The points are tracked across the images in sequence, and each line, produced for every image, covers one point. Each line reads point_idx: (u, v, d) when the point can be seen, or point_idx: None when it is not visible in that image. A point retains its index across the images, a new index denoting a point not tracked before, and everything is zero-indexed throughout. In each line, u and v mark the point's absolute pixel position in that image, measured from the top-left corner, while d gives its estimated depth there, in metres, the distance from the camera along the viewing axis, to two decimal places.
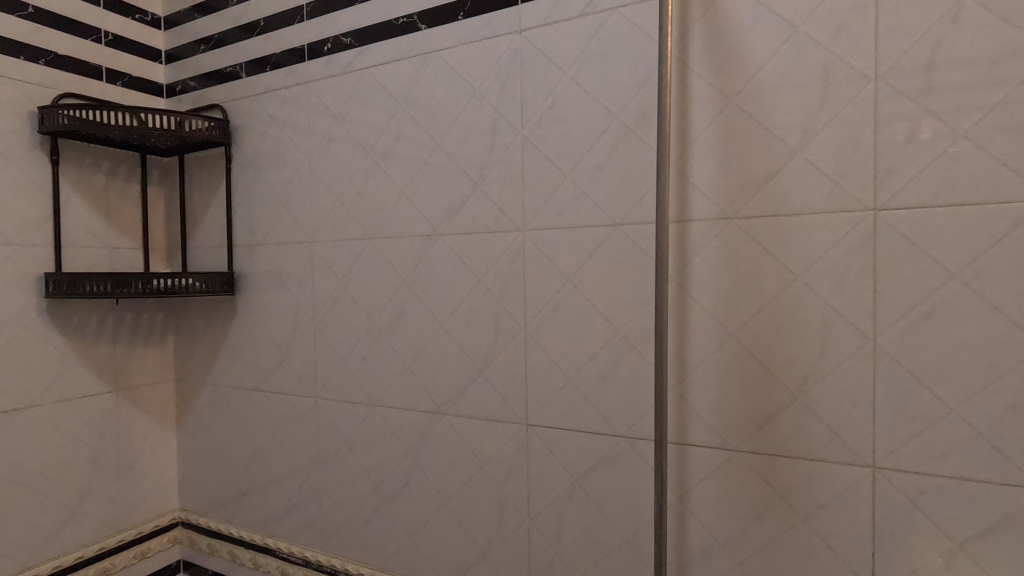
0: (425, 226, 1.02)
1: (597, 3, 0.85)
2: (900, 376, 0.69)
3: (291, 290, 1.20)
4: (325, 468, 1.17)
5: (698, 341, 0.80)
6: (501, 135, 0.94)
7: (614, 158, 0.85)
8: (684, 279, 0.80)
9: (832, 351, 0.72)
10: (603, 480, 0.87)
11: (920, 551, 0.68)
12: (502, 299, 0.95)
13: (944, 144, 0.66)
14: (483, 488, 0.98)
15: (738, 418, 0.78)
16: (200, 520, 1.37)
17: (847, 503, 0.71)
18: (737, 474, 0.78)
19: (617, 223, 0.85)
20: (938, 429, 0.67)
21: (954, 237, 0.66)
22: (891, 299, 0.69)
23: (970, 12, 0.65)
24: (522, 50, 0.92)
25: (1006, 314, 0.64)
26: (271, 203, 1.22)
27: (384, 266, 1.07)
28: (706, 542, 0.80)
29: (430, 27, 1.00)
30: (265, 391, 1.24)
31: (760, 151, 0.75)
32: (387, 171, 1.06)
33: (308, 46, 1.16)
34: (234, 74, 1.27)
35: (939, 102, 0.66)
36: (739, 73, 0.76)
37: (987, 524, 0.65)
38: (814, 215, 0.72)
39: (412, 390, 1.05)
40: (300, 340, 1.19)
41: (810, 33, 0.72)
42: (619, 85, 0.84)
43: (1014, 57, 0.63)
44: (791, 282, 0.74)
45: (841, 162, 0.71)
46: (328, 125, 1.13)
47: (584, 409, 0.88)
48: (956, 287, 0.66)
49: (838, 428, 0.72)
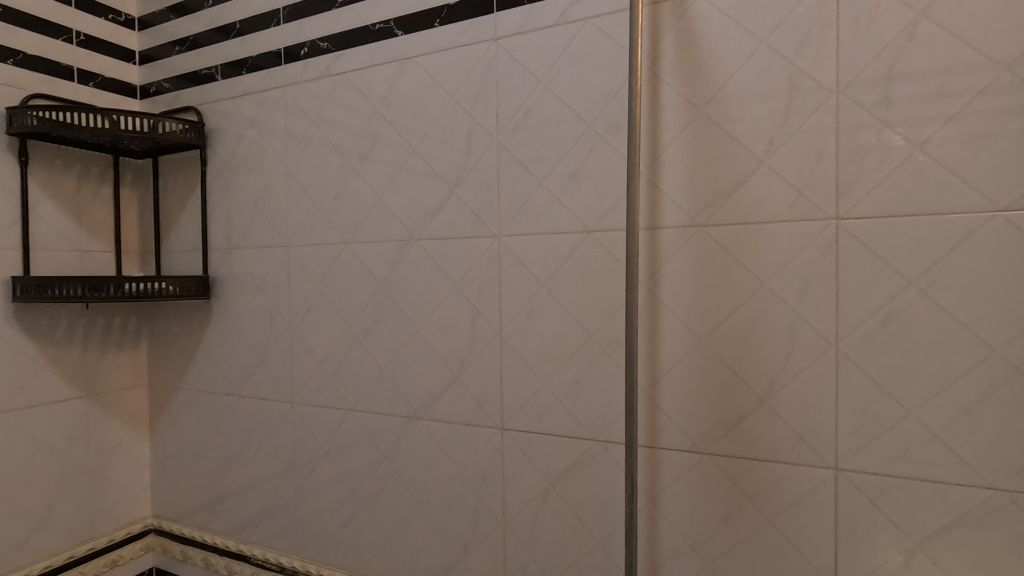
0: (402, 231, 1.02)
1: (571, 13, 0.87)
2: (861, 380, 0.71)
3: (266, 294, 1.19)
4: (301, 473, 1.16)
5: (669, 346, 0.81)
6: (477, 141, 0.95)
7: (588, 165, 0.86)
8: (655, 285, 0.82)
9: (797, 356, 0.74)
10: (577, 483, 0.88)
11: (881, 550, 0.70)
12: (478, 304, 0.95)
13: (902, 155, 0.68)
14: (459, 492, 0.98)
15: (708, 421, 0.79)
16: (173, 527, 1.35)
17: (811, 504, 0.73)
18: (706, 477, 0.79)
19: (591, 229, 0.86)
20: (897, 431, 0.69)
21: (911, 246, 0.68)
22: (852, 305, 0.71)
23: (925, 29, 0.67)
24: (498, 58, 0.93)
25: (960, 319, 0.66)
26: (247, 206, 1.21)
27: (361, 271, 1.07)
28: (677, 543, 0.82)
29: (407, 33, 1.01)
30: (241, 396, 1.23)
31: (729, 160, 0.77)
32: (364, 175, 1.06)
33: (285, 49, 1.15)
34: (210, 76, 1.26)
35: (897, 115, 0.68)
36: (708, 84, 0.78)
37: (943, 523, 0.67)
38: (780, 223, 0.74)
39: (389, 395, 1.05)
40: (276, 345, 1.18)
41: (776, 47, 0.74)
42: (593, 93, 0.85)
43: (966, 73, 0.65)
44: (758, 288, 0.76)
45: (805, 172, 0.73)
46: (305, 129, 1.13)
47: (558, 413, 0.89)
48: (913, 293, 0.68)
49: (803, 430, 0.74)
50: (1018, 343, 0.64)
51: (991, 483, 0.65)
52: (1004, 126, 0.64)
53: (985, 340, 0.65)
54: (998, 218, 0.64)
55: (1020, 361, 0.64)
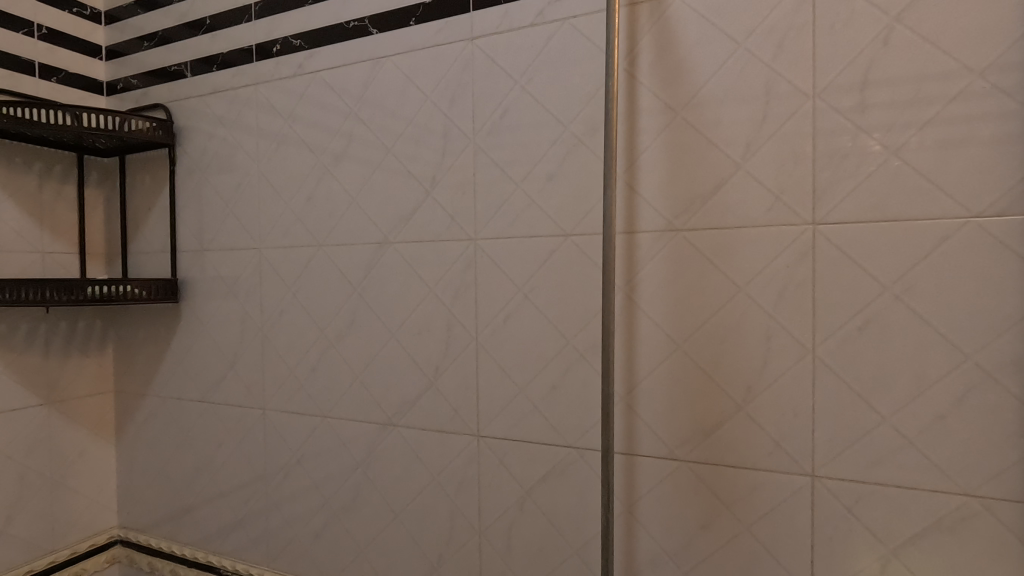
0: (376, 232, 1.00)
1: (548, 13, 0.85)
2: (837, 387, 0.70)
3: (237, 298, 1.16)
4: (273, 482, 1.13)
5: (646, 351, 0.80)
6: (453, 142, 0.93)
7: (565, 168, 0.85)
8: (632, 290, 0.81)
9: (773, 362, 0.73)
10: (553, 491, 0.87)
11: (857, 557, 0.70)
12: (454, 309, 0.93)
13: (878, 160, 0.68)
14: (434, 501, 0.96)
15: (685, 428, 0.78)
16: (140, 538, 1.30)
17: (787, 511, 0.73)
18: (684, 484, 0.78)
19: (568, 233, 0.85)
20: (872, 438, 0.69)
21: (886, 252, 0.68)
22: (828, 311, 0.70)
23: (899, 35, 0.67)
24: (475, 58, 0.91)
25: (934, 325, 0.66)
26: (217, 207, 1.18)
27: (334, 274, 1.04)
28: (654, 551, 0.80)
29: (382, 31, 0.99)
30: (211, 403, 1.20)
31: (706, 163, 0.76)
32: (338, 175, 1.04)
33: (256, 46, 1.12)
34: (179, 73, 1.22)
35: (872, 120, 0.68)
36: (685, 87, 0.77)
37: (918, 529, 0.67)
38: (757, 227, 0.74)
39: (363, 402, 1.02)
40: (247, 350, 1.15)
41: (752, 50, 0.73)
42: (570, 95, 0.84)
43: (940, 80, 0.65)
44: (735, 293, 0.75)
45: (782, 177, 0.72)
46: (277, 128, 1.10)
47: (535, 420, 0.88)
48: (889, 299, 0.68)
49: (779, 437, 0.73)
50: (991, 349, 0.64)
51: (964, 489, 0.65)
52: (976, 133, 0.64)
53: (959, 346, 0.65)
54: (971, 224, 0.64)
55: (993, 366, 0.64)
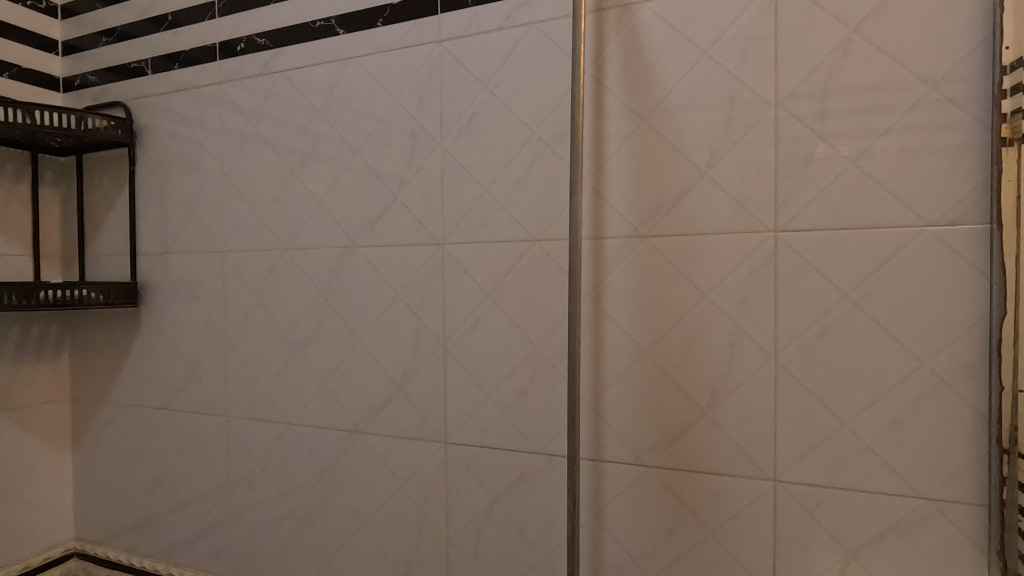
0: (343, 237, 0.98)
1: (516, 17, 0.85)
2: (799, 392, 0.71)
3: (200, 302, 1.12)
4: (236, 491, 1.10)
5: (613, 357, 0.80)
6: (420, 145, 0.92)
7: (533, 172, 0.84)
8: (599, 296, 0.80)
9: (737, 367, 0.74)
10: (521, 497, 0.86)
11: (818, 560, 0.71)
12: (422, 314, 0.92)
13: (838, 168, 0.69)
14: (401, 509, 0.95)
15: (651, 434, 0.78)
16: (98, 551, 1.26)
17: (750, 516, 0.73)
18: (650, 490, 0.78)
19: (536, 238, 0.84)
20: (832, 443, 0.70)
21: (845, 259, 0.69)
22: (790, 317, 0.71)
23: (858, 46, 0.68)
24: (442, 60, 0.90)
25: (892, 331, 0.67)
26: (179, 208, 1.15)
27: (301, 278, 1.02)
28: (621, 557, 0.80)
29: (348, 31, 0.97)
30: (172, 410, 1.16)
31: (671, 170, 0.76)
32: (305, 177, 1.02)
33: (220, 44, 1.09)
34: (140, 70, 1.19)
35: (832, 128, 0.69)
36: (651, 93, 0.77)
37: (876, 532, 0.68)
38: (721, 234, 0.74)
39: (329, 409, 1.00)
40: (210, 356, 1.12)
41: (716, 58, 0.74)
42: (538, 100, 0.84)
43: (896, 90, 0.67)
44: (700, 299, 0.75)
45: (744, 185, 0.73)
46: (242, 128, 1.08)
47: (503, 426, 0.87)
48: (848, 306, 0.69)
49: (743, 443, 0.74)
50: (945, 354, 0.66)
51: (920, 492, 0.67)
52: (931, 143, 0.66)
53: (915, 353, 0.67)
54: (926, 232, 0.66)
55: (946, 372, 0.66)
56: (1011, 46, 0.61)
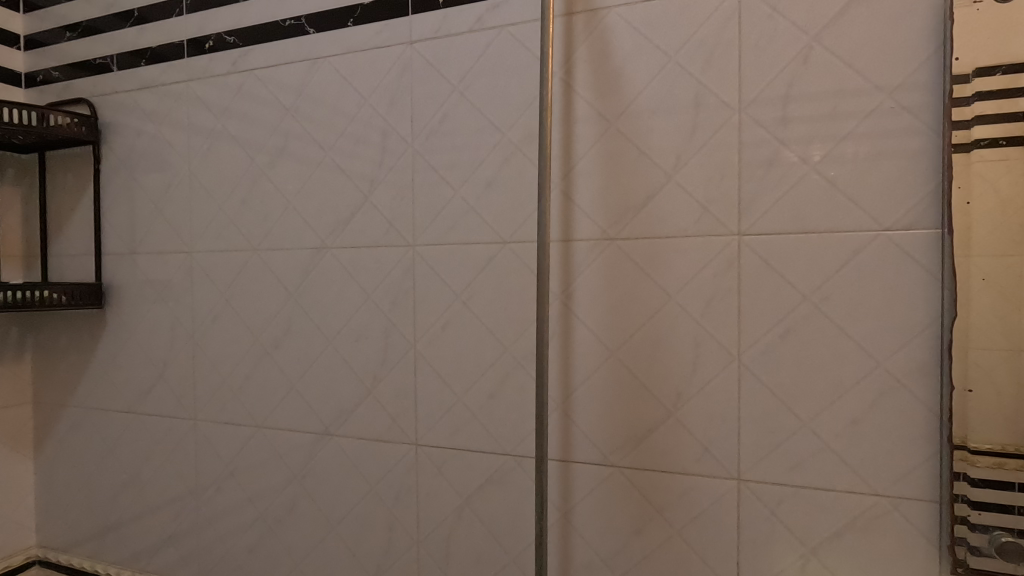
0: (313, 238, 0.97)
1: (486, 19, 0.85)
2: (761, 393, 0.72)
3: (167, 303, 1.10)
4: (204, 495, 1.08)
5: (581, 358, 0.81)
6: (391, 147, 0.92)
7: (503, 174, 0.84)
8: (568, 298, 0.81)
9: (702, 368, 0.75)
10: (491, 499, 0.86)
11: (779, 558, 0.72)
12: (392, 315, 0.92)
13: (798, 173, 0.71)
14: (372, 512, 0.94)
15: (618, 435, 0.79)
16: (60, 558, 1.23)
17: (714, 514, 0.74)
18: (617, 490, 0.79)
19: (506, 240, 0.84)
20: (793, 443, 0.71)
21: (806, 262, 0.70)
22: (753, 319, 0.73)
23: (817, 54, 0.70)
24: (413, 62, 0.90)
25: (849, 333, 0.69)
26: (146, 208, 1.13)
27: (270, 279, 1.01)
28: (589, 557, 0.81)
29: (318, 31, 0.96)
30: (138, 413, 1.14)
31: (638, 174, 0.77)
32: (274, 177, 1.00)
33: (188, 41, 1.08)
34: (105, 67, 1.16)
35: (793, 133, 0.71)
36: (619, 97, 0.78)
37: (835, 529, 0.70)
38: (686, 237, 0.75)
39: (299, 411, 0.99)
40: (177, 358, 1.10)
41: (682, 64, 0.75)
42: (508, 102, 0.84)
43: (853, 97, 0.69)
44: (666, 301, 0.76)
45: (709, 189, 0.74)
46: (210, 126, 1.06)
47: (472, 429, 0.87)
48: (808, 308, 0.70)
49: (708, 443, 0.75)
50: (900, 356, 0.67)
51: (876, 490, 0.68)
52: (886, 150, 0.67)
53: (871, 354, 0.68)
54: (882, 237, 0.68)
55: (901, 373, 0.67)
56: (961, 58, 0.64)
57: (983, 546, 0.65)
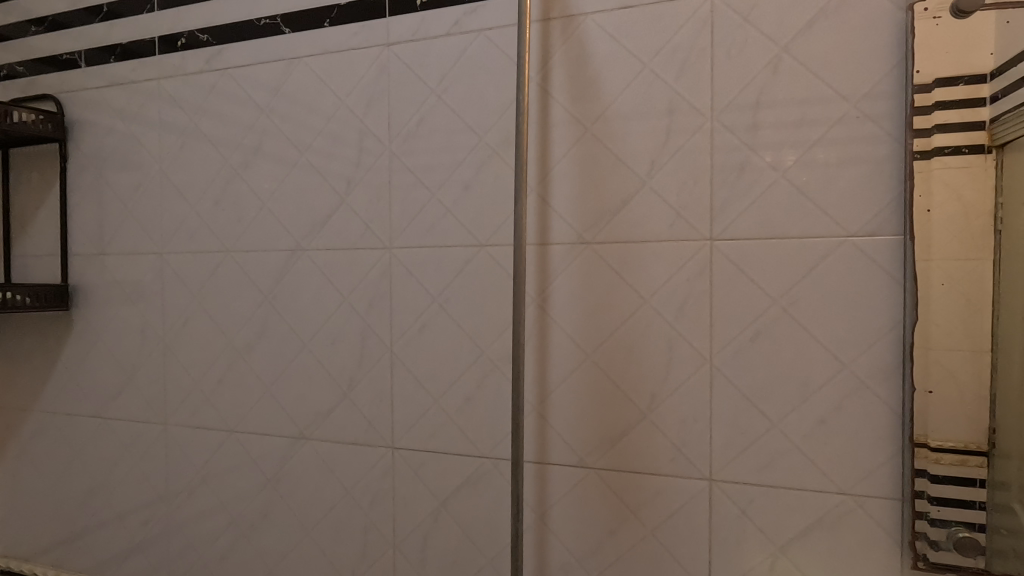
0: (288, 240, 0.96)
1: (464, 23, 0.85)
2: (732, 394, 0.74)
3: (137, 305, 1.08)
4: (176, 500, 1.06)
5: (557, 361, 0.81)
6: (368, 148, 0.91)
7: (480, 177, 0.85)
8: (544, 301, 0.82)
9: (675, 370, 0.76)
10: (467, 501, 0.87)
11: (749, 556, 0.74)
12: (368, 318, 0.91)
13: (768, 179, 0.72)
14: (347, 516, 0.93)
15: (594, 437, 0.80)
16: (23, 567, 1.19)
17: (687, 514, 0.76)
18: (593, 492, 0.80)
19: (482, 243, 0.85)
20: (762, 443, 0.73)
21: (775, 267, 0.72)
22: (724, 322, 0.74)
23: (786, 64, 0.72)
24: (390, 64, 0.89)
25: (816, 336, 0.71)
26: (115, 207, 1.10)
27: (243, 281, 1.00)
28: (565, 558, 0.81)
29: (294, 31, 0.95)
30: (106, 418, 1.11)
31: (613, 178, 0.78)
32: (249, 178, 0.99)
33: (159, 38, 1.06)
34: (73, 63, 1.13)
35: (763, 140, 0.72)
36: (595, 102, 0.79)
37: (803, 528, 0.72)
38: (660, 242, 0.76)
39: (273, 415, 0.98)
40: (147, 362, 1.07)
41: (656, 71, 0.76)
42: (485, 106, 0.84)
43: (820, 107, 0.71)
44: (640, 305, 0.77)
45: (682, 195, 0.75)
46: (182, 125, 1.04)
47: (449, 431, 0.87)
48: (777, 312, 0.72)
49: (681, 444, 0.76)
50: (864, 358, 0.70)
51: (842, 489, 0.70)
52: (852, 158, 0.70)
53: (837, 356, 0.70)
54: (847, 243, 0.70)
55: (866, 374, 0.70)
56: (921, 71, 0.66)
57: (942, 541, 0.67)
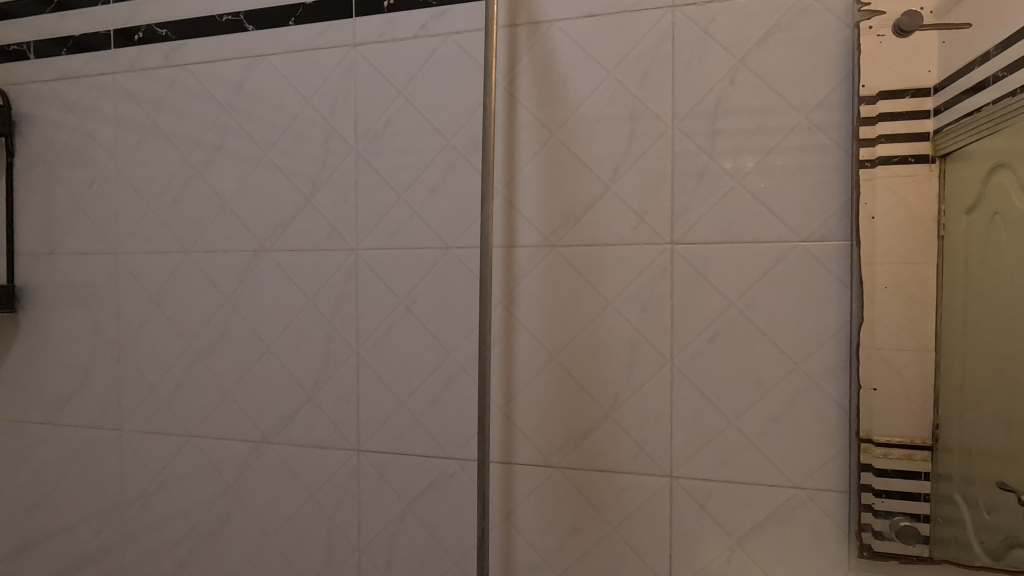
0: (251, 240, 0.95)
1: (431, 26, 0.85)
2: (692, 394, 0.76)
3: (90, 306, 1.04)
4: (131, 508, 1.03)
5: (523, 362, 0.82)
6: (333, 149, 0.90)
7: (447, 180, 0.85)
8: (511, 303, 0.82)
9: (637, 371, 0.78)
10: (433, 503, 0.87)
11: (708, 550, 0.76)
12: (334, 320, 0.91)
13: (726, 186, 0.75)
14: (311, 520, 0.92)
15: (559, 436, 0.81)
16: None
17: (648, 511, 0.78)
18: (558, 491, 0.81)
19: (449, 245, 0.85)
20: (720, 440, 0.76)
21: (732, 270, 0.75)
22: (684, 323, 0.76)
23: (742, 75, 0.75)
24: (357, 65, 0.89)
25: (770, 336, 0.74)
26: (66, 206, 1.06)
27: (204, 282, 0.97)
28: (531, 556, 0.82)
29: (258, 29, 0.94)
30: (55, 424, 1.07)
31: (578, 183, 0.80)
32: (209, 177, 0.97)
33: (115, 31, 1.02)
34: (21, 54, 1.08)
35: (721, 148, 0.75)
36: (561, 108, 0.81)
37: (758, 521, 0.75)
38: (623, 245, 0.78)
39: (234, 419, 0.96)
40: (100, 366, 1.04)
41: (620, 78, 0.78)
42: (452, 109, 0.85)
43: (774, 117, 0.74)
44: (604, 307, 0.79)
45: (644, 200, 0.78)
46: (139, 121, 1.01)
47: (415, 433, 0.87)
48: (734, 313, 0.75)
49: (643, 442, 0.78)
50: (815, 357, 0.73)
51: (794, 482, 0.74)
52: (803, 167, 0.73)
53: (790, 356, 0.74)
54: (799, 248, 0.73)
55: (816, 373, 0.73)
56: (867, 85, 0.70)
57: (886, 531, 0.71)
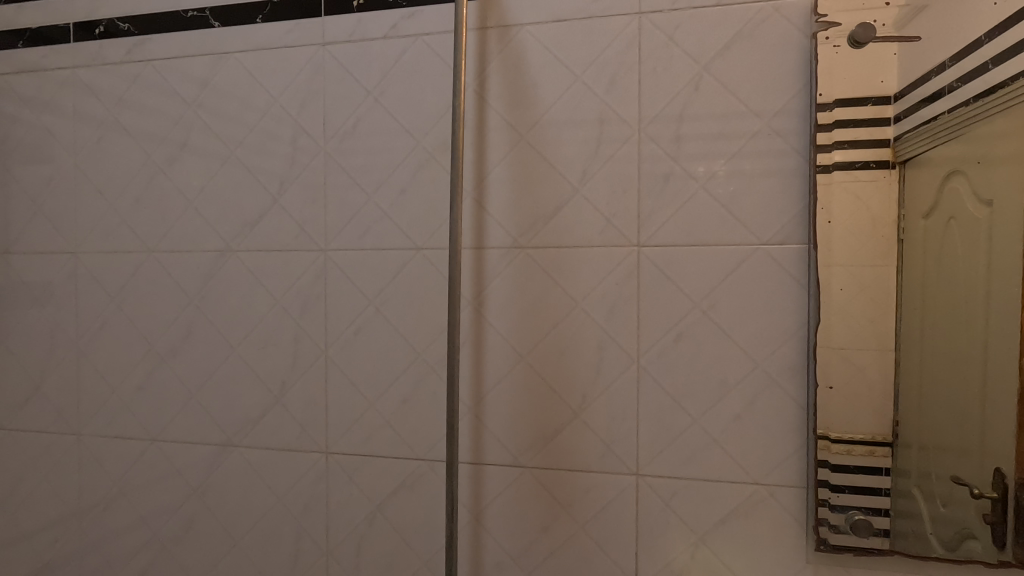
0: (216, 240, 0.93)
1: (402, 27, 0.85)
2: (658, 393, 0.78)
3: (46, 307, 1.01)
4: (91, 515, 1.00)
5: (493, 363, 0.83)
6: (301, 149, 0.90)
7: (417, 181, 0.85)
8: (480, 304, 0.83)
9: (605, 371, 0.79)
10: (403, 504, 0.86)
11: (673, 546, 0.78)
12: (302, 321, 0.90)
13: (690, 189, 0.77)
14: (279, 523, 0.91)
15: (529, 436, 0.82)
16: None
17: (616, 509, 0.79)
18: (527, 490, 0.82)
19: (419, 246, 0.85)
20: (685, 438, 0.77)
21: (696, 272, 0.77)
22: (650, 324, 0.78)
23: (706, 82, 0.76)
24: (326, 64, 0.88)
25: (733, 337, 0.76)
26: (22, 204, 1.02)
27: (167, 283, 0.95)
28: (499, 556, 0.83)
29: (224, 25, 0.92)
30: (10, 431, 1.03)
31: (548, 185, 0.81)
32: (174, 176, 0.95)
33: (75, 24, 0.99)
34: None
35: (685, 153, 0.77)
36: (530, 111, 0.81)
37: (721, 517, 0.77)
38: (591, 247, 0.79)
39: (199, 422, 0.94)
40: (57, 368, 1.01)
41: (588, 83, 0.79)
42: (422, 111, 0.85)
43: (736, 124, 0.76)
44: (573, 308, 0.80)
45: (612, 203, 0.79)
46: (100, 117, 0.99)
47: (385, 434, 0.87)
48: (698, 314, 0.77)
49: (610, 441, 0.79)
50: (774, 357, 0.75)
51: (755, 479, 0.76)
52: (763, 173, 0.75)
53: (751, 356, 0.76)
54: (760, 251, 0.75)
55: (776, 372, 0.75)
56: (824, 93, 0.73)
57: (842, 524, 0.74)
